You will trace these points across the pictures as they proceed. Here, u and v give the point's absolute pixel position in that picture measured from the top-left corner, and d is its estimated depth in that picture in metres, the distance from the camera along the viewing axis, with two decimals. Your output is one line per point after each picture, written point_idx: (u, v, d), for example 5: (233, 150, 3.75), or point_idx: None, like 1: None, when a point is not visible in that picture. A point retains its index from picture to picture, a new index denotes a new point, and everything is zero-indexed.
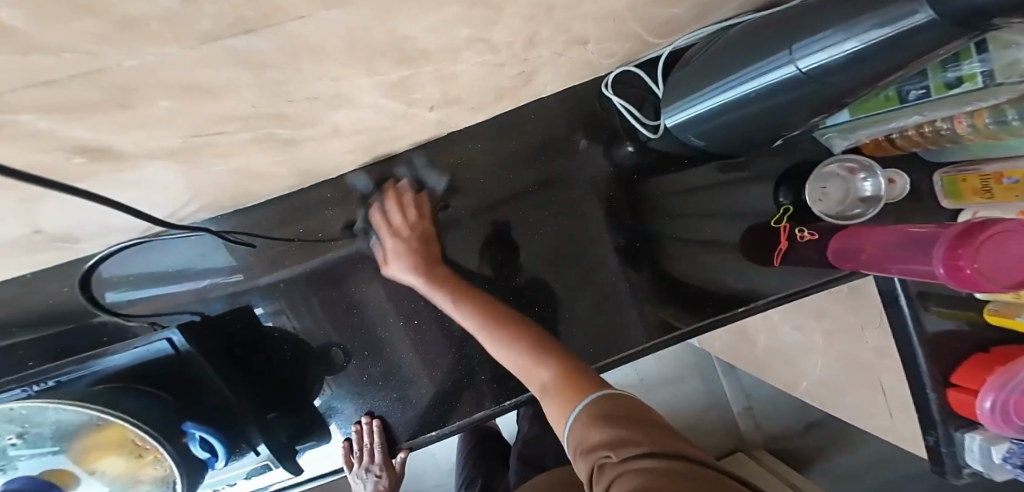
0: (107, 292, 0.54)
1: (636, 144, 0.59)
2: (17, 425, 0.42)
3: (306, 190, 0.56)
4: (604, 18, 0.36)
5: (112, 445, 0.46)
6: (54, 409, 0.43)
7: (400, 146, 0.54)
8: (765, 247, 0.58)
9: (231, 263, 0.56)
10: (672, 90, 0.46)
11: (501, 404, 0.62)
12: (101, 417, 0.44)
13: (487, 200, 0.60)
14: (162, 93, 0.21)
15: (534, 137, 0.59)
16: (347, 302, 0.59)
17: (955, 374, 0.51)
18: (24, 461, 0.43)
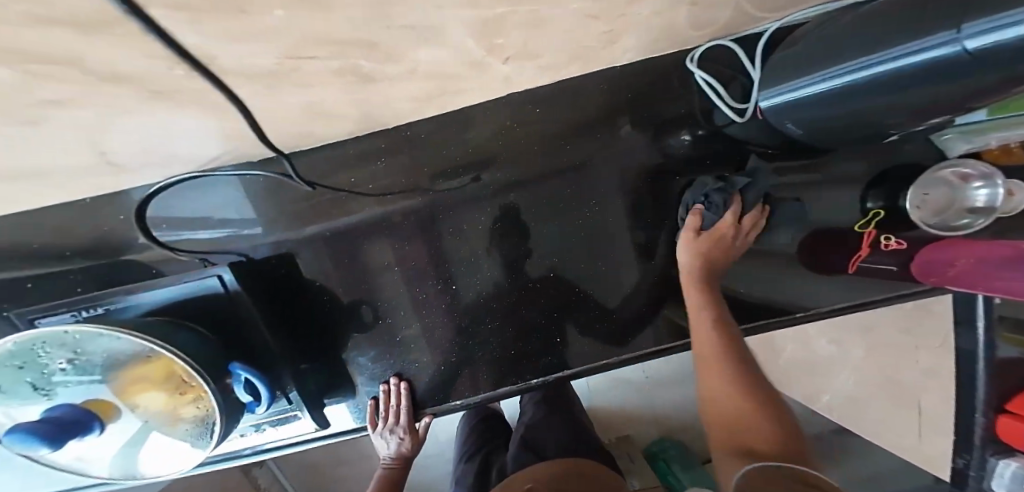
0: (161, 224, 0.52)
1: (691, 134, 0.55)
2: (69, 350, 0.41)
3: (355, 139, 0.53)
4: None
5: (155, 380, 0.43)
6: (107, 337, 0.41)
7: (461, 102, 0.51)
8: (841, 252, 0.56)
9: (275, 207, 0.54)
10: (779, 68, 0.40)
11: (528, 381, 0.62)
12: (152, 350, 0.41)
13: (540, 171, 0.57)
14: (286, 2, 0.18)
15: (599, 108, 0.55)
16: (386, 260, 0.58)
17: (1011, 401, 0.50)
18: (72, 387, 0.42)
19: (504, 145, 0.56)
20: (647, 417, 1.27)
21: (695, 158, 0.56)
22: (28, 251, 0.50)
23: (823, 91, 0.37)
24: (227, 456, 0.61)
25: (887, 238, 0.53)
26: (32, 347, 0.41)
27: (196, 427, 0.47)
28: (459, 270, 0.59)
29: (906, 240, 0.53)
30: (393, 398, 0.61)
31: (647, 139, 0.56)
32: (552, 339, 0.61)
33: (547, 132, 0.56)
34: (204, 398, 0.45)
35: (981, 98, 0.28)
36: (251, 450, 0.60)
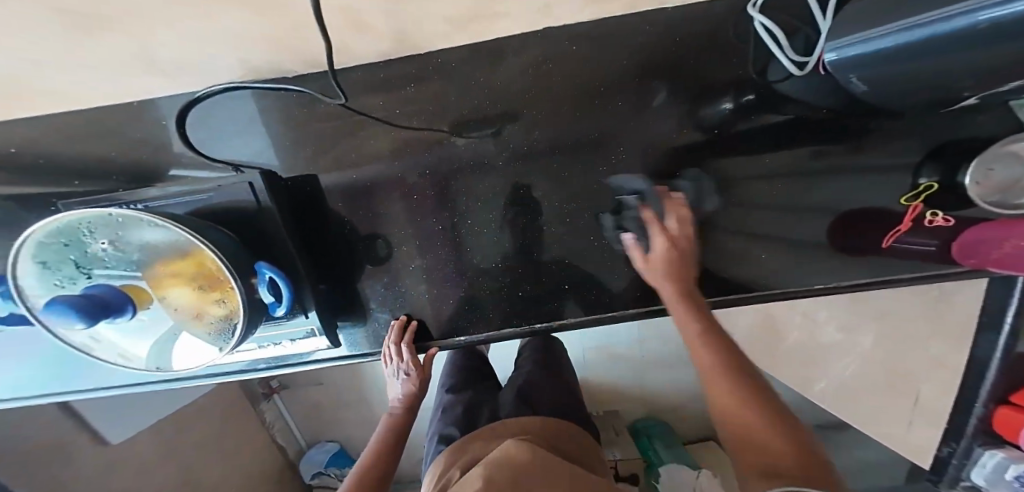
0: (196, 132, 0.52)
1: (734, 101, 0.50)
2: (113, 232, 0.44)
3: (381, 62, 0.51)
4: None
5: (184, 273, 0.45)
6: (147, 224, 0.43)
7: (498, 30, 0.48)
8: (879, 226, 0.54)
9: (297, 128, 0.53)
10: (850, 12, 0.37)
11: (532, 325, 0.64)
12: (183, 240, 0.43)
13: (570, 117, 0.54)
14: None
15: (645, 51, 0.50)
16: (405, 193, 0.57)
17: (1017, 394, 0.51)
18: (114, 269, 0.45)
19: (537, 87, 0.53)
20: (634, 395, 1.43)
21: (731, 126, 0.52)
22: (67, 153, 0.52)
23: (881, 50, 0.34)
24: (245, 368, 0.64)
25: (933, 215, 0.52)
26: (80, 227, 0.43)
27: (217, 325, 0.48)
28: (476, 209, 0.58)
29: (953, 218, 0.51)
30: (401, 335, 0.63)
31: (692, 92, 0.51)
32: (562, 289, 0.62)
33: (585, 77, 0.52)
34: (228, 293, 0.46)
35: None
36: (264, 365, 0.63)
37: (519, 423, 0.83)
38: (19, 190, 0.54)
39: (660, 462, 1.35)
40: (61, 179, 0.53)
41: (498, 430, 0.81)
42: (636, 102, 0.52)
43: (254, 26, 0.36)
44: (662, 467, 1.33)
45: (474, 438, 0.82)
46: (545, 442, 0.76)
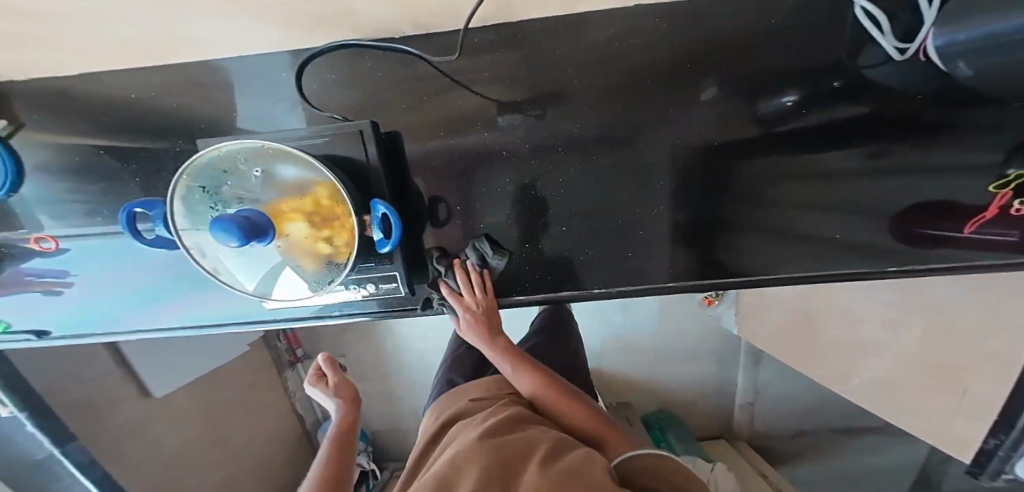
0: (306, 80, 0.51)
1: (799, 94, 0.50)
2: (264, 162, 0.48)
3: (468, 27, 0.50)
4: None
5: (314, 208, 0.48)
6: (295, 158, 0.47)
7: (597, 3, 0.47)
8: (959, 214, 0.52)
9: (393, 85, 0.52)
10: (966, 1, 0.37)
11: (591, 291, 0.64)
12: (322, 175, 0.47)
13: (652, 95, 0.53)
14: None
15: (738, 32, 0.49)
16: (472, 160, 0.57)
17: None
18: (256, 195, 0.49)
19: (621, 63, 0.52)
20: (649, 388, 1.46)
21: (789, 121, 0.52)
22: (147, 100, 0.51)
23: (1001, 38, 0.34)
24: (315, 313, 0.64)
25: (1021, 204, 0.49)
26: (238, 155, 0.48)
27: (330, 263, 0.51)
28: (543, 181, 0.58)
29: None
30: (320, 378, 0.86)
31: (780, 78, 0.50)
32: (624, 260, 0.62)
33: (670, 57, 0.51)
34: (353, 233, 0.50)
35: None
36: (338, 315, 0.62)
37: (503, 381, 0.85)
38: (100, 135, 0.54)
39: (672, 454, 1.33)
40: (153, 127, 0.53)
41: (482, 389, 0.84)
42: (697, 91, 0.52)
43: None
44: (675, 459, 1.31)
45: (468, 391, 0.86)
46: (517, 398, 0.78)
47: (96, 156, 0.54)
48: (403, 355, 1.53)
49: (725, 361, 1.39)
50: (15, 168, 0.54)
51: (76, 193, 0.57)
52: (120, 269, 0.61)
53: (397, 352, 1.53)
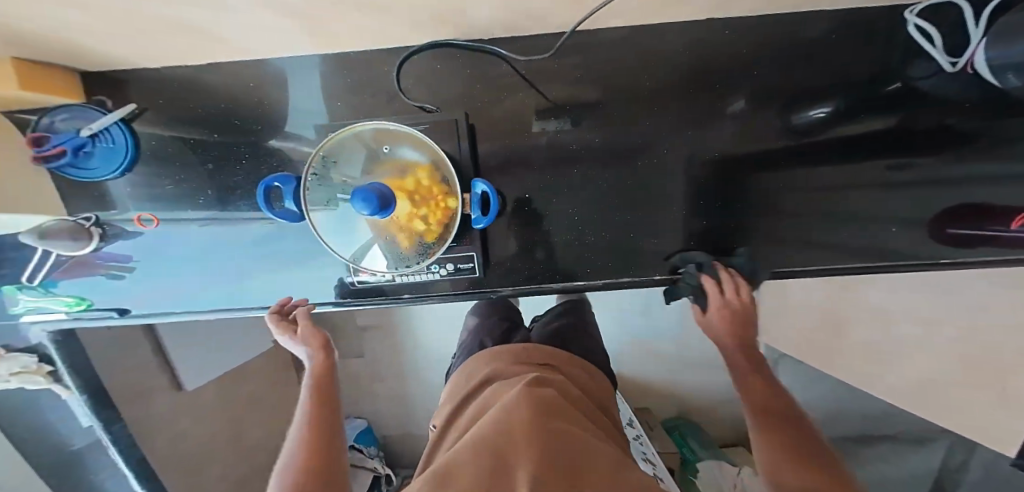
0: (399, 75, 0.56)
1: (833, 105, 0.58)
2: (388, 141, 0.55)
3: (557, 33, 0.55)
4: None
5: (424, 187, 0.54)
6: (416, 140, 0.54)
7: (672, 17, 0.53)
8: (998, 215, 0.57)
9: (475, 81, 0.57)
10: (1004, 25, 0.42)
11: (653, 278, 0.64)
12: (437, 160, 0.55)
13: (712, 98, 0.59)
14: None
15: (791, 46, 0.57)
16: (541, 153, 0.61)
17: None
18: (374, 169, 0.55)
19: (685, 71, 0.58)
20: (668, 394, 1.46)
21: (830, 123, 0.59)
22: (244, 91, 0.55)
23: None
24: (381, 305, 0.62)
25: None
26: (371, 133, 0.55)
27: (424, 240, 0.57)
28: (605, 174, 0.62)
29: None
30: (289, 324, 0.56)
31: (829, 86, 0.58)
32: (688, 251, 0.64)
33: (726, 68, 0.58)
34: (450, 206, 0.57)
35: None
36: (407, 298, 0.61)
37: (538, 348, 0.61)
38: (190, 122, 0.56)
39: (696, 459, 1.30)
40: (248, 116, 0.56)
41: (506, 352, 0.60)
42: (734, 99, 0.59)
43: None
44: (698, 463, 1.28)
45: (490, 362, 0.59)
46: (563, 386, 0.52)
47: (200, 144, 0.57)
48: (420, 356, 1.48)
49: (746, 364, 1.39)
50: (131, 151, 0.55)
51: (176, 176, 0.57)
52: (189, 253, 0.60)
53: (414, 352, 1.48)
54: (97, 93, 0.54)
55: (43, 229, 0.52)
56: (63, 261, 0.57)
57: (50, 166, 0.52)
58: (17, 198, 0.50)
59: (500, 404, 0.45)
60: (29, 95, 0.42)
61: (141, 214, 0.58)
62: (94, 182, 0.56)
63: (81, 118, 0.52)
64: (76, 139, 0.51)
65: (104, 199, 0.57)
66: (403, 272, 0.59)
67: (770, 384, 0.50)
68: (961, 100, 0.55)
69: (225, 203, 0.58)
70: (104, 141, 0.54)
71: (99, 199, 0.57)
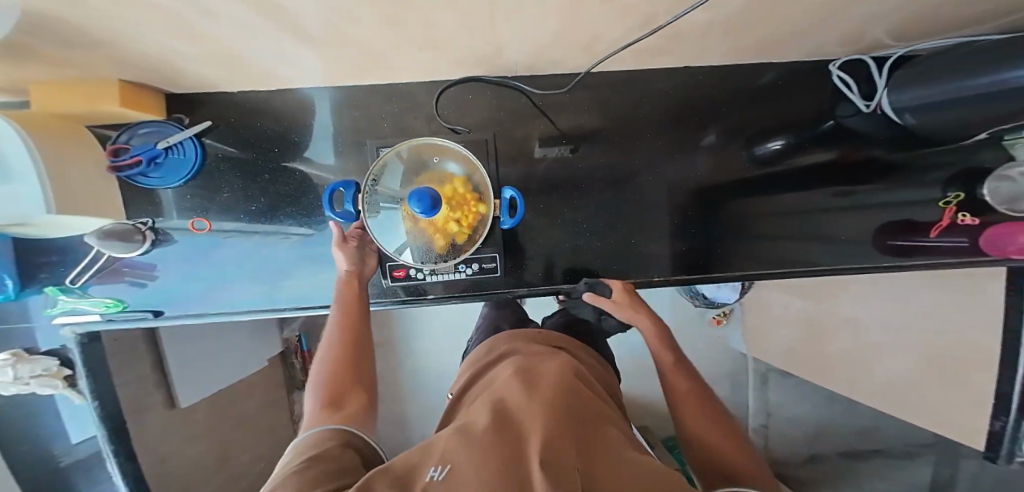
0: (438, 104, 0.67)
1: (785, 140, 0.71)
2: (435, 155, 0.66)
3: (571, 74, 0.67)
4: (883, 15, 0.49)
5: (462, 194, 0.64)
6: (459, 155, 0.66)
7: (656, 64, 0.67)
8: (922, 226, 0.69)
9: (500, 111, 0.69)
10: (902, 78, 0.57)
11: (652, 279, 0.73)
12: (476, 172, 0.66)
13: (693, 128, 0.71)
14: None
15: (750, 89, 0.70)
16: (553, 171, 0.71)
17: None
18: (422, 176, 0.65)
19: (669, 106, 0.71)
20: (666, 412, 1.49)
21: (785, 152, 0.71)
22: (304, 113, 0.64)
23: (931, 100, 0.52)
24: (402, 303, 0.70)
25: (963, 216, 0.67)
26: (421, 147, 0.65)
27: (458, 240, 0.66)
28: (608, 189, 0.72)
29: (980, 220, 0.66)
30: (344, 242, 0.62)
31: (782, 121, 0.71)
32: (680, 254, 0.73)
33: (703, 105, 0.71)
34: (481, 212, 0.66)
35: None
36: (432, 299, 0.69)
37: (550, 336, 0.69)
38: (254, 138, 0.63)
39: None
40: (306, 133, 0.64)
41: (521, 334, 0.69)
42: (709, 132, 0.71)
43: (542, 31, 0.52)
44: None
45: (509, 340, 0.67)
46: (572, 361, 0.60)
47: (256, 163, 0.64)
48: (413, 379, 1.44)
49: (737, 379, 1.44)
50: (199, 162, 0.62)
51: (235, 186, 0.64)
52: (233, 253, 0.64)
53: (408, 376, 1.44)
54: (176, 112, 0.60)
55: (104, 230, 0.57)
56: (103, 267, 0.60)
57: (123, 175, 0.58)
58: (98, 205, 0.53)
59: (516, 370, 0.54)
60: (125, 111, 0.52)
61: (195, 220, 0.63)
62: (155, 191, 0.61)
63: (160, 133, 0.59)
64: (154, 150, 0.58)
65: (159, 208, 0.62)
66: (434, 271, 0.68)
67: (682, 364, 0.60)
68: (882, 135, 0.69)
69: (272, 212, 0.65)
70: (176, 153, 0.60)
71: (157, 207, 0.62)
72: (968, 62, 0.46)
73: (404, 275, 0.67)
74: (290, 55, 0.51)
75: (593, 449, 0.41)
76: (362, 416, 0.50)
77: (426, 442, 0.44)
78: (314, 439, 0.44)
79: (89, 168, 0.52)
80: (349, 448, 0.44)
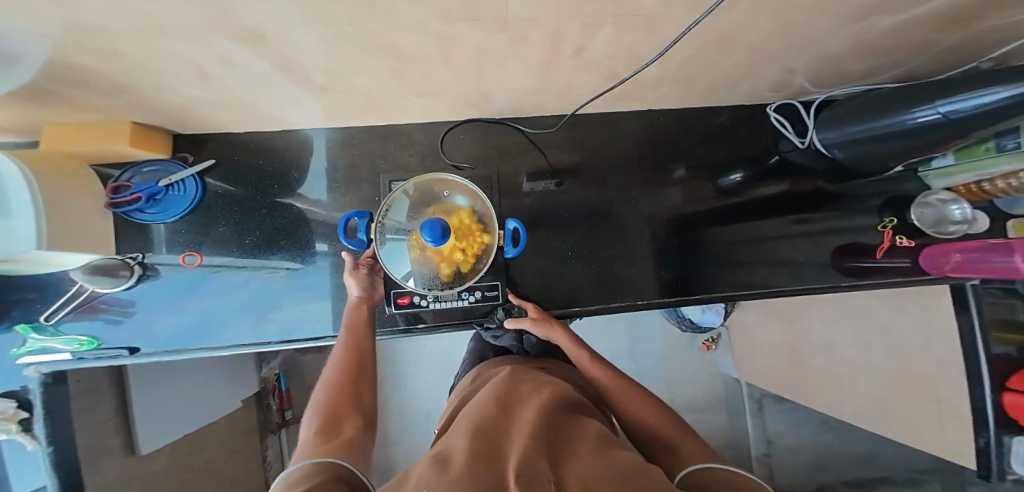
0: (431, 144, 0.74)
1: (742, 174, 0.80)
2: (444, 188, 0.70)
3: (556, 116, 0.77)
4: (795, 66, 0.61)
5: (469, 225, 0.68)
6: (466, 190, 0.70)
7: (622, 108, 0.77)
8: (867, 247, 0.77)
9: (486, 149, 0.76)
10: (825, 120, 0.70)
11: (633, 302, 0.77)
12: (481, 204, 0.70)
13: (659, 161, 0.80)
14: (638, 9, 0.42)
15: (704, 128, 0.81)
16: (537, 202, 0.77)
17: (1011, 379, 0.60)
18: (432, 208, 0.69)
19: (636, 143, 0.80)
20: None
21: (744, 186, 0.80)
22: (304, 150, 0.69)
23: (852, 137, 0.64)
24: (400, 332, 0.71)
25: (900, 238, 0.74)
26: (432, 181, 0.69)
27: (465, 267, 0.69)
28: (587, 215, 0.78)
29: (915, 242, 0.73)
30: (356, 268, 0.66)
31: (735, 156, 0.81)
32: (665, 281, 0.78)
33: (666, 142, 0.80)
34: (485, 241, 0.69)
35: (933, 141, 0.55)
36: (424, 329, 0.71)
37: (530, 360, 0.74)
38: (257, 175, 0.67)
39: None
40: (306, 168, 0.69)
41: (507, 364, 0.72)
42: (676, 168, 0.80)
43: (523, 80, 0.60)
44: None
45: (498, 368, 0.71)
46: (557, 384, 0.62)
47: (255, 197, 0.67)
48: (398, 425, 1.35)
49: (732, 407, 1.41)
50: (198, 197, 0.64)
51: (232, 220, 0.65)
52: (219, 287, 0.64)
53: (392, 422, 1.35)
54: (181, 151, 0.63)
55: (91, 265, 0.57)
56: (81, 303, 0.60)
57: (121, 211, 0.59)
58: (90, 241, 0.54)
59: (500, 396, 0.56)
60: (135, 151, 0.55)
61: (186, 255, 0.64)
62: (149, 227, 0.62)
63: (163, 171, 0.62)
64: (155, 188, 0.60)
65: (150, 241, 0.62)
66: (438, 298, 0.69)
67: (608, 365, 0.66)
68: (817, 168, 0.80)
69: (268, 246, 0.67)
70: (176, 190, 0.63)
71: (148, 242, 0.62)
72: (886, 105, 0.58)
73: (408, 302, 0.68)
74: (298, 103, 0.57)
75: (579, 453, 0.42)
76: (354, 444, 0.50)
77: (404, 475, 0.43)
78: (304, 472, 0.43)
79: (88, 204, 0.53)
80: (342, 481, 0.42)
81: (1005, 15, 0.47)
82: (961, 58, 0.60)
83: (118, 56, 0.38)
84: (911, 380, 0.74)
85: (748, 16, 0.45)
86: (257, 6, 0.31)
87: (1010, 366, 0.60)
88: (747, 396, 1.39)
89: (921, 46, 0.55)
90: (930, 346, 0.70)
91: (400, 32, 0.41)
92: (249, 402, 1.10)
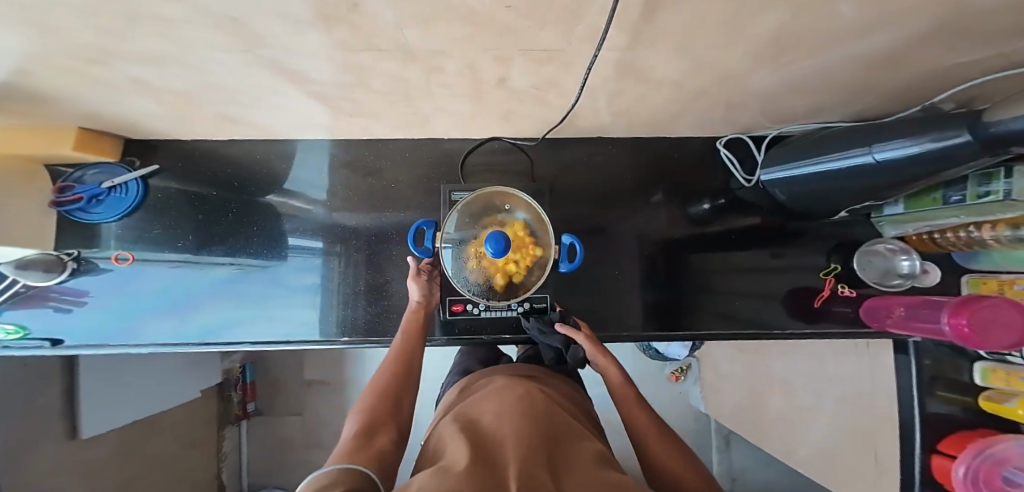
0: (376, 161, 0.75)
1: (712, 202, 0.78)
2: (506, 203, 0.74)
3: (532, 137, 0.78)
4: (731, 102, 0.59)
5: (525, 237, 0.72)
6: (528, 205, 0.73)
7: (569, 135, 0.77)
8: (810, 294, 0.76)
9: (431, 167, 0.77)
10: (776, 157, 0.68)
11: (620, 332, 0.77)
12: (539, 218, 0.73)
13: (608, 189, 0.80)
14: (530, 46, 0.42)
15: (657, 157, 0.80)
16: None
17: (943, 442, 0.54)
18: (495, 220, 0.73)
19: (585, 169, 0.80)
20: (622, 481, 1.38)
21: (709, 219, 0.78)
22: (251, 161, 0.72)
23: (801, 176, 0.63)
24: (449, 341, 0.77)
25: (842, 287, 0.74)
26: (498, 195, 0.74)
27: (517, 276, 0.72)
28: None
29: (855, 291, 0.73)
30: (418, 274, 0.70)
31: (688, 187, 0.79)
32: (647, 307, 0.78)
33: (615, 170, 0.80)
34: (539, 255, 0.72)
35: (865, 185, 0.52)
36: (453, 338, 0.76)
37: (522, 367, 0.71)
38: (207, 181, 0.71)
39: None
40: (254, 178, 0.71)
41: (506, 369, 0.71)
42: (625, 196, 0.80)
43: (453, 105, 0.60)
44: None
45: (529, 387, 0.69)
46: (558, 397, 0.60)
47: (195, 201, 0.70)
48: None
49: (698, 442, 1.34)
50: (139, 199, 0.68)
51: (168, 223, 0.69)
52: (145, 278, 0.68)
53: None
54: (128, 155, 0.68)
55: (26, 260, 0.60)
56: (20, 293, 0.63)
57: (63, 209, 0.63)
58: (28, 239, 0.58)
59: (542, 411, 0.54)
60: (79, 155, 0.59)
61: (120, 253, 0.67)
62: (94, 225, 0.67)
63: (108, 174, 0.66)
64: (97, 189, 0.64)
65: (94, 239, 0.67)
66: (489, 306, 0.75)
67: (643, 405, 0.61)
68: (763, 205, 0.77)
69: (201, 249, 0.70)
70: (118, 192, 0.67)
71: (91, 239, 0.67)
72: (828, 146, 0.56)
73: (462, 309, 0.74)
74: (234, 118, 0.60)
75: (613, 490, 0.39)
76: (387, 458, 0.46)
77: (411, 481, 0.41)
78: (338, 469, 0.41)
79: (25, 203, 0.57)
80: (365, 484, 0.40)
81: (930, 64, 0.44)
82: (905, 104, 0.57)
83: (28, 73, 0.40)
84: (853, 434, 0.69)
85: (649, 56, 0.44)
86: (128, 30, 0.33)
87: (947, 428, 0.55)
88: (714, 430, 1.33)
89: (855, 91, 0.53)
90: (871, 398, 0.64)
91: (300, 60, 0.42)
92: (208, 394, 1.13)
